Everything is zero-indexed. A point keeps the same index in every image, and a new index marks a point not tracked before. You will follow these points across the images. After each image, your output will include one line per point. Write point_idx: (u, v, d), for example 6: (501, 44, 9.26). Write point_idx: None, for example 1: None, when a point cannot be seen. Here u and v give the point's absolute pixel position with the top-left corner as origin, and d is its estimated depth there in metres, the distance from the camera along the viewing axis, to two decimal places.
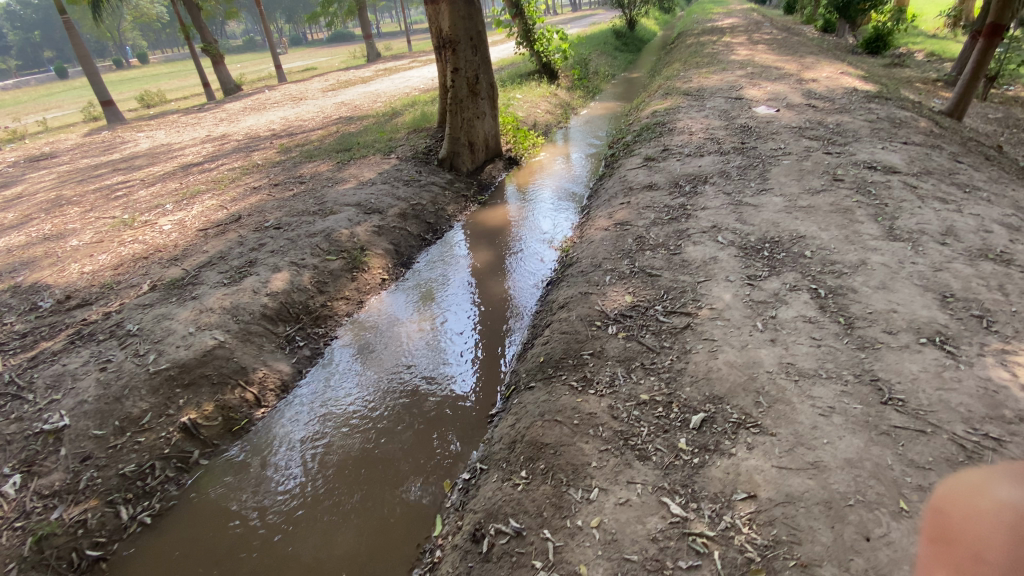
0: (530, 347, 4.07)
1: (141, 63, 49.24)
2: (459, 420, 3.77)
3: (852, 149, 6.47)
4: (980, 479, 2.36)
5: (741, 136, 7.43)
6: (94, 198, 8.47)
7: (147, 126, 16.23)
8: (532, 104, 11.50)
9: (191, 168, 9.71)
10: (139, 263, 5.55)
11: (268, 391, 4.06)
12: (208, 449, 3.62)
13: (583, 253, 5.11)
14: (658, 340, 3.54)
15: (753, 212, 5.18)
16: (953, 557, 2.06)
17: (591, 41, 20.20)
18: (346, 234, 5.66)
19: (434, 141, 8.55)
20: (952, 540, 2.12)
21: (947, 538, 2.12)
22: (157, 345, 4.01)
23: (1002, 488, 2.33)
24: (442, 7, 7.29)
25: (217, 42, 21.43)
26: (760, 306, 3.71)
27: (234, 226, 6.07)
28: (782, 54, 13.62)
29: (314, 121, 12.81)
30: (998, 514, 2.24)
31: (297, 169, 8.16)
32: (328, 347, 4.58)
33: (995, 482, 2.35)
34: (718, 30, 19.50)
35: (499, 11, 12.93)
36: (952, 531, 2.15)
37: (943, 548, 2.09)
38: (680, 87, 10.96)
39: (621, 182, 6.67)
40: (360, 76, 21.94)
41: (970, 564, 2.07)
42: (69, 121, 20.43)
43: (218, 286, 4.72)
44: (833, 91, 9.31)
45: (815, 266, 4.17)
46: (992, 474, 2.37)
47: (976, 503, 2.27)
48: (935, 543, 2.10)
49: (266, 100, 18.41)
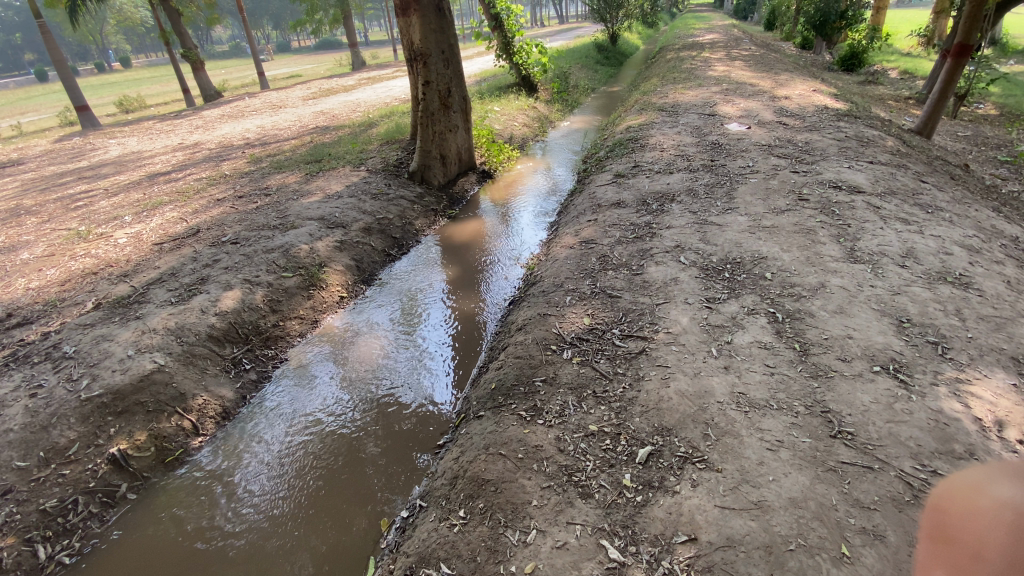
0: (483, 372, 3.94)
1: (124, 66, 48.58)
2: (407, 450, 3.63)
3: (819, 168, 6.50)
4: (976, 480, 2.46)
5: (711, 154, 7.45)
6: (53, 208, 8.21)
7: (121, 132, 15.90)
8: (509, 116, 11.48)
9: (159, 177, 9.46)
10: (88, 278, 5.33)
11: (207, 419, 3.87)
12: (138, 481, 3.42)
13: (545, 272, 5.02)
14: (613, 366, 3.43)
15: (718, 231, 5.15)
16: (952, 554, 2.15)
17: (573, 54, 20.38)
18: (305, 250, 5.51)
19: (405, 153, 8.43)
20: (951, 538, 2.22)
21: (945, 537, 2.22)
22: (92, 368, 3.80)
23: (1000, 488, 2.43)
24: (413, 19, 7.18)
25: (198, 48, 21.13)
26: (716, 331, 3.64)
27: (192, 241, 5.89)
28: (758, 70, 13.81)
29: (290, 130, 12.64)
30: (996, 513, 2.34)
31: (264, 181, 7.98)
32: (276, 372, 4.41)
33: (992, 483, 2.45)
34: (699, 45, 19.78)
35: (477, 23, 12.92)
36: (951, 530, 2.25)
37: (941, 546, 2.18)
38: (656, 102, 11.02)
39: (590, 199, 6.62)
40: (342, 84, 21.84)
41: (969, 560, 2.16)
42: (43, 126, 20.05)
43: (166, 305, 4.53)
44: (804, 109, 9.42)
45: (775, 288, 4.14)
46: (987, 476, 2.48)
47: (972, 503, 2.36)
48: (934, 541, 2.20)
49: (246, 107, 18.18)
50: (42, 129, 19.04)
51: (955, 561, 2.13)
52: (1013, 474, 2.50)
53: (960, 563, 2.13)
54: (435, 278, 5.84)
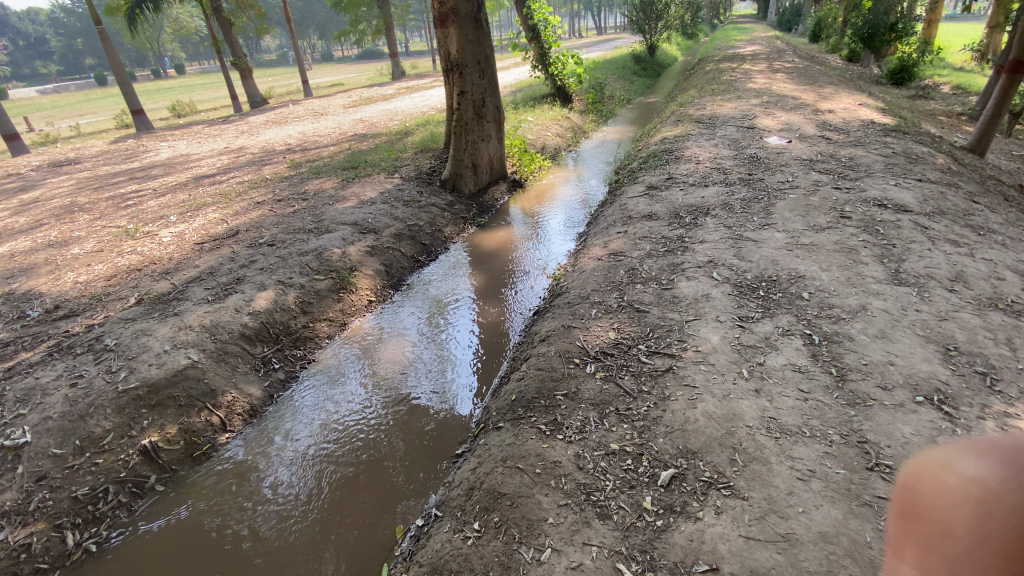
0: (505, 383, 3.90)
1: (179, 73, 51.18)
2: (426, 456, 3.62)
3: (862, 185, 6.25)
4: (944, 459, 2.62)
5: (748, 167, 7.26)
6: (105, 206, 8.65)
7: (171, 136, 16.70)
8: (543, 126, 11.51)
9: (203, 179, 9.87)
10: (132, 274, 5.58)
11: (235, 415, 3.97)
12: (165, 474, 3.53)
13: (573, 283, 4.97)
14: (638, 383, 3.35)
15: (753, 248, 5.00)
16: (919, 530, 2.28)
17: (609, 66, 20.32)
18: (337, 253, 5.62)
19: (438, 162, 8.54)
20: (919, 514, 2.35)
21: (913, 513, 2.35)
22: (131, 362, 3.96)
23: (965, 464, 2.59)
24: (450, 30, 7.30)
25: (247, 57, 22.13)
26: (747, 351, 3.52)
27: (230, 241, 6.09)
28: (800, 83, 13.45)
29: (329, 137, 13.00)
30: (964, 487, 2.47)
31: (302, 185, 8.22)
32: (303, 373, 4.48)
33: (958, 460, 2.61)
34: (739, 57, 19.43)
35: (514, 35, 13.04)
36: (919, 506, 2.38)
37: (910, 522, 2.31)
38: (693, 114, 10.86)
39: (621, 211, 6.54)
40: (382, 93, 22.39)
41: (938, 534, 2.28)
42: (101, 127, 21.23)
43: (202, 303, 4.69)
44: (848, 123, 9.08)
45: (812, 309, 3.97)
46: (954, 454, 2.64)
47: (941, 482, 2.50)
48: (904, 518, 2.32)
49: (289, 114, 18.84)
50: (101, 131, 20.17)
51: (923, 536, 2.25)
52: (980, 450, 2.67)
53: (928, 537, 2.25)
54: (462, 285, 5.87)
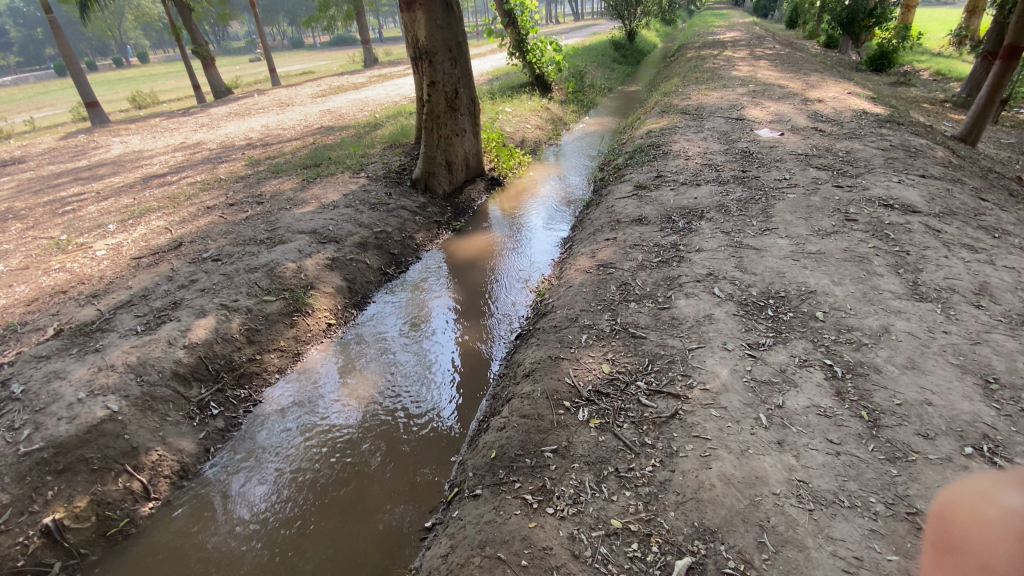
0: (482, 431, 3.35)
1: (142, 61, 48.88)
2: (387, 527, 3.06)
3: (864, 182, 5.82)
4: (984, 489, 2.39)
5: (742, 163, 6.80)
6: (41, 212, 7.79)
7: (125, 130, 15.58)
8: (521, 118, 10.90)
9: (153, 180, 9.02)
10: (55, 297, 4.86)
11: (161, 479, 3.31)
12: (73, 560, 2.86)
13: (558, 301, 4.43)
14: (639, 434, 2.84)
15: (756, 258, 4.52)
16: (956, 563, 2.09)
17: (588, 52, 19.70)
18: (292, 268, 4.99)
19: (409, 159, 7.86)
20: (958, 548, 2.15)
21: (953, 546, 2.15)
22: (36, 415, 3.29)
23: (1008, 496, 2.38)
24: (417, 15, 6.64)
25: (208, 45, 20.84)
26: (762, 390, 3.03)
27: (172, 256, 5.39)
28: (785, 70, 13.03)
29: (294, 130, 12.17)
30: (1006, 523, 2.29)
31: (259, 187, 7.48)
32: (247, 418, 3.86)
33: (1001, 490, 2.40)
34: (720, 43, 18.99)
35: (490, 20, 12.30)
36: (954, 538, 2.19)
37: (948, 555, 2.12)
38: (678, 104, 10.36)
39: (608, 214, 6.02)
40: (353, 81, 21.40)
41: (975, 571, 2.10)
42: (55, 121, 19.87)
43: (130, 336, 4.03)
44: (840, 114, 8.68)
45: (829, 333, 3.51)
46: (997, 484, 2.42)
47: (980, 512, 2.31)
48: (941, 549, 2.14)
49: (254, 105, 17.79)
50: (55, 124, 18.90)
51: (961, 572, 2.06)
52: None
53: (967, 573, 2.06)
54: (440, 301, 5.31)
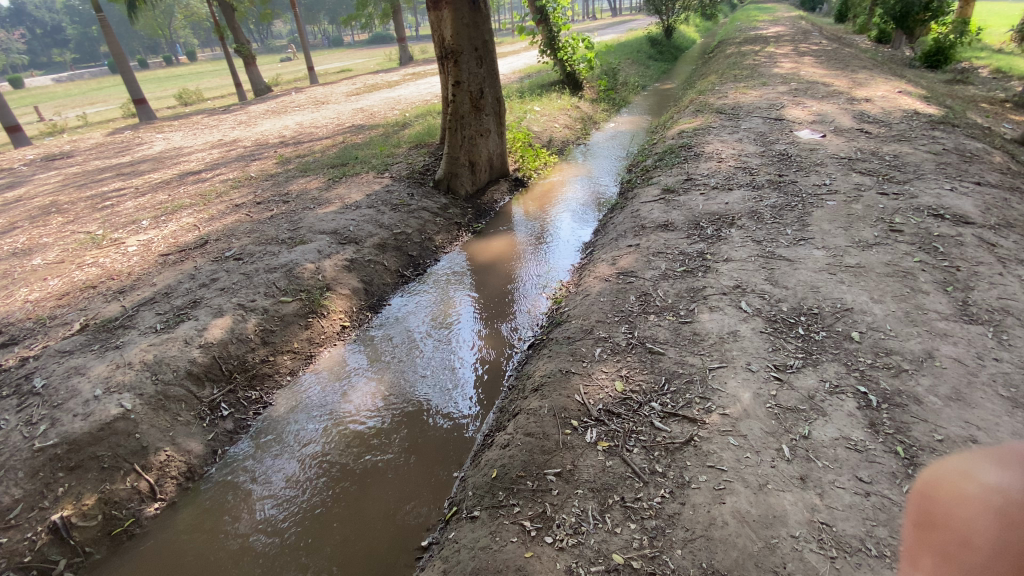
0: (487, 446, 3.24)
1: (190, 59, 50.87)
2: (384, 539, 2.99)
3: (912, 190, 5.41)
4: (965, 466, 2.45)
5: (778, 167, 6.46)
6: (83, 207, 8.12)
7: (170, 127, 16.19)
8: (550, 117, 10.71)
9: (189, 177, 9.27)
10: (86, 292, 5.01)
11: (168, 480, 3.33)
12: (77, 558, 2.89)
13: (575, 310, 4.27)
14: (650, 461, 2.67)
15: (788, 270, 4.25)
16: (937, 539, 2.13)
17: (623, 49, 19.30)
18: (310, 269, 5.00)
19: (433, 159, 7.82)
20: (941, 523, 2.19)
21: (934, 523, 2.20)
22: (54, 411, 3.36)
23: (987, 472, 2.41)
24: (444, 13, 6.55)
25: (250, 44, 21.41)
26: (787, 418, 2.81)
27: (197, 254, 5.50)
28: (831, 67, 12.37)
29: (326, 128, 12.35)
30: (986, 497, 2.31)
31: (286, 186, 7.58)
32: (256, 420, 3.86)
33: (979, 466, 2.44)
34: (762, 39, 18.23)
35: (521, 17, 12.14)
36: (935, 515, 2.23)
37: (928, 532, 2.17)
38: (713, 103, 9.96)
39: (632, 218, 5.81)
40: (387, 79, 21.64)
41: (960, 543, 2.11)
42: (108, 117, 20.77)
43: (150, 333, 4.10)
44: (889, 114, 8.15)
45: (865, 356, 3.24)
46: (977, 460, 2.47)
47: (960, 490, 2.35)
48: (920, 527, 2.19)
49: (290, 103, 18.22)
50: (108, 120, 19.81)
51: (944, 547, 2.09)
52: (1003, 458, 2.49)
53: (950, 548, 2.09)
54: (461, 301, 5.28)
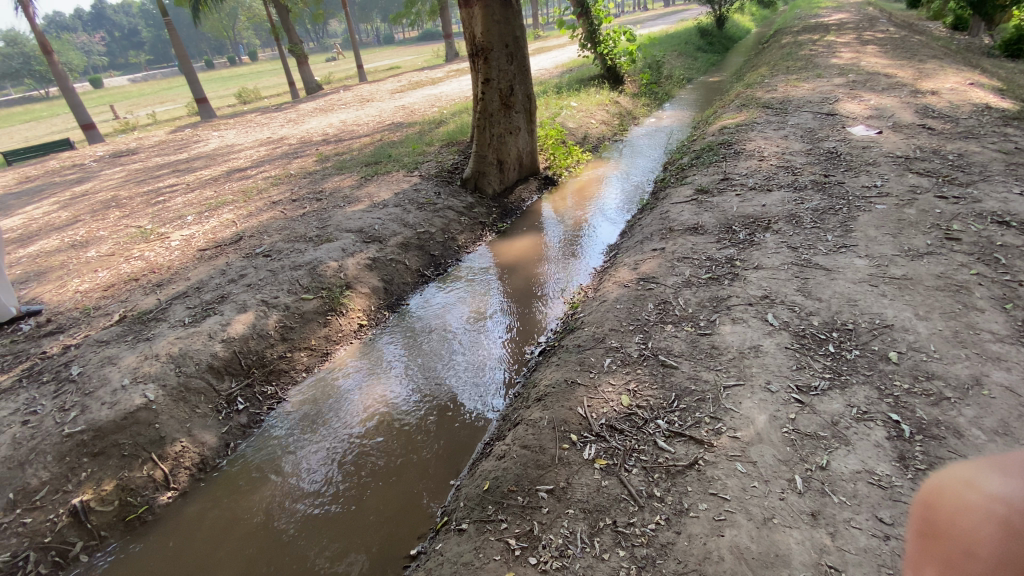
0: (485, 456, 3.19)
1: (251, 59, 53.37)
2: (378, 543, 3.00)
3: (976, 193, 4.91)
4: None
5: (824, 166, 6.02)
6: (138, 202, 8.64)
7: (225, 124, 17.01)
8: (587, 112, 10.48)
9: (235, 173, 9.69)
10: (128, 284, 5.31)
11: (182, 470, 3.47)
12: (93, 541, 3.06)
13: (590, 316, 4.14)
14: (648, 483, 2.52)
15: (824, 280, 3.94)
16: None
17: (670, 41, 18.64)
18: (333, 267, 5.09)
19: (462, 157, 7.81)
20: None
21: None
22: (85, 398, 3.57)
23: None
24: (474, 10, 6.47)
25: (302, 43, 22.14)
26: (803, 445, 2.59)
27: (231, 250, 5.72)
28: (896, 57, 11.45)
29: (367, 126, 12.60)
30: None
31: (321, 183, 7.78)
32: (270, 416, 3.97)
33: None
34: (822, 28, 17.13)
35: (562, 11, 11.92)
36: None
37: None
38: (761, 97, 9.43)
39: (661, 220, 5.58)
40: (431, 76, 21.88)
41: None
42: (173, 116, 22.08)
43: (178, 327, 4.29)
44: (957, 108, 7.44)
45: (901, 380, 2.95)
46: None
47: None
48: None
49: (337, 101, 18.75)
50: (173, 118, 21.04)
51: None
52: None
53: None
54: (487, 299, 5.27)
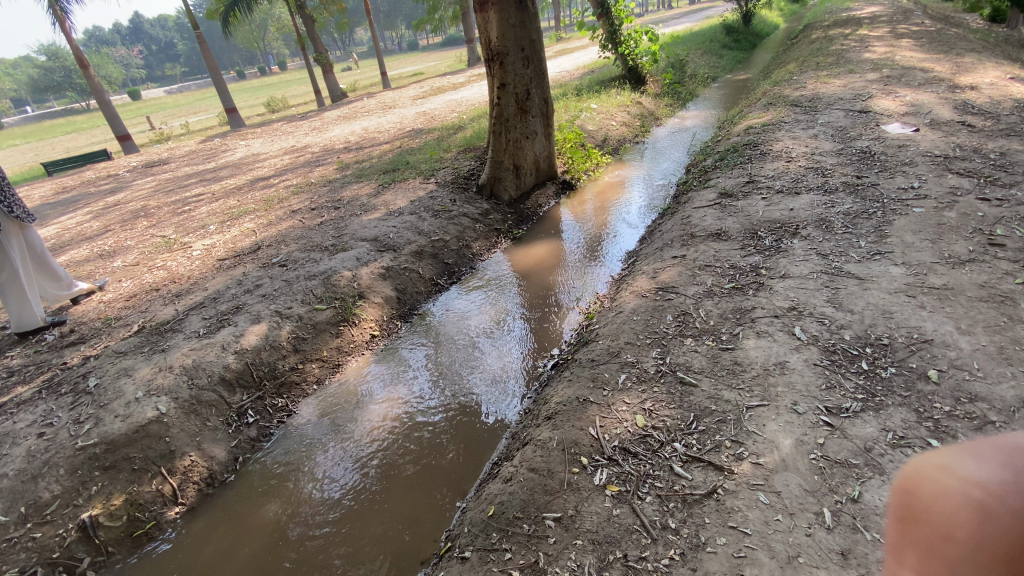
0: (491, 477, 3.07)
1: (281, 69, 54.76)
2: (382, 565, 2.91)
3: (1022, 194, 4.56)
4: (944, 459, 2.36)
5: (857, 167, 5.72)
6: (165, 212, 8.85)
7: (253, 133, 17.39)
8: (607, 114, 10.29)
9: (258, 182, 9.85)
10: (149, 294, 5.40)
11: (190, 484, 3.47)
12: (100, 557, 3.07)
13: (605, 328, 3.98)
14: (662, 514, 2.36)
15: (856, 290, 3.69)
16: (919, 535, 2.04)
17: (693, 40, 18.25)
18: (346, 277, 5.07)
19: (479, 163, 7.74)
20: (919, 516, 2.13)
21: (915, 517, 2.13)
22: (99, 411, 3.60)
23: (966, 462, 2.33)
24: (490, 15, 6.38)
25: (327, 52, 22.52)
26: (833, 475, 2.39)
27: (249, 259, 5.77)
28: (932, 50, 10.91)
29: (388, 133, 12.68)
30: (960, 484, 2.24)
31: (340, 192, 7.81)
32: (279, 430, 3.93)
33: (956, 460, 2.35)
34: (854, 22, 16.49)
35: (582, 13, 11.76)
36: (919, 509, 2.14)
37: (909, 528, 2.08)
38: (788, 95, 9.09)
39: (681, 225, 5.37)
40: (453, 82, 21.98)
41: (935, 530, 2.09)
42: (206, 126, 22.73)
43: (193, 338, 4.32)
44: (1000, 104, 7.00)
45: (941, 402, 2.71)
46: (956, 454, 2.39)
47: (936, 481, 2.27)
48: (903, 523, 2.11)
49: (360, 108, 18.99)
50: (205, 128, 21.65)
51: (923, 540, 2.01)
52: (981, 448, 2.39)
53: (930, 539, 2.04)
54: (501, 308, 5.16)
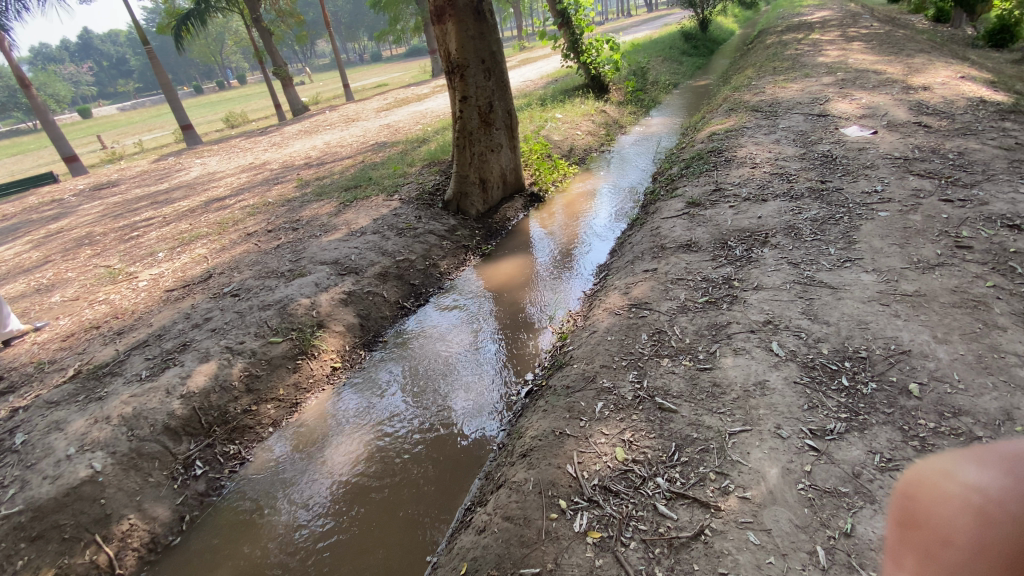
0: (464, 526, 2.84)
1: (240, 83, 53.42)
2: None
3: (983, 195, 4.62)
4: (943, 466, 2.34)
5: (820, 171, 5.74)
6: (111, 239, 8.33)
7: (209, 151, 16.76)
8: (572, 123, 10.23)
9: (212, 204, 9.39)
10: (88, 332, 4.98)
11: (131, 550, 3.12)
12: None
13: (579, 350, 3.82)
14: (648, 561, 2.18)
15: (830, 301, 3.62)
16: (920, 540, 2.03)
17: (654, 47, 18.50)
18: (304, 305, 4.77)
19: (443, 178, 7.52)
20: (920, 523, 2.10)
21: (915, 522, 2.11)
22: (24, 473, 3.23)
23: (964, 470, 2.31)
24: (448, 26, 6.20)
25: (286, 66, 21.98)
26: (823, 507, 2.26)
27: (199, 290, 5.40)
28: (882, 53, 11.25)
29: (350, 147, 12.35)
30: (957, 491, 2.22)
31: (299, 212, 7.47)
32: (231, 480, 3.61)
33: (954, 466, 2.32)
34: (806, 27, 16.97)
35: (542, 23, 11.74)
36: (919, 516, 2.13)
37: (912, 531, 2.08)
38: (749, 100, 9.19)
39: (651, 237, 5.27)
40: (417, 93, 21.72)
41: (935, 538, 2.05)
42: (160, 144, 21.85)
43: (134, 382, 3.95)
44: (952, 104, 7.19)
45: (926, 419, 2.62)
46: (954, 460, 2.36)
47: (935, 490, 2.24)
48: (903, 527, 2.10)
49: (322, 122, 18.52)
50: (159, 146, 20.78)
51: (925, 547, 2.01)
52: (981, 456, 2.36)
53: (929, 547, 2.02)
54: (472, 329, 4.94)
